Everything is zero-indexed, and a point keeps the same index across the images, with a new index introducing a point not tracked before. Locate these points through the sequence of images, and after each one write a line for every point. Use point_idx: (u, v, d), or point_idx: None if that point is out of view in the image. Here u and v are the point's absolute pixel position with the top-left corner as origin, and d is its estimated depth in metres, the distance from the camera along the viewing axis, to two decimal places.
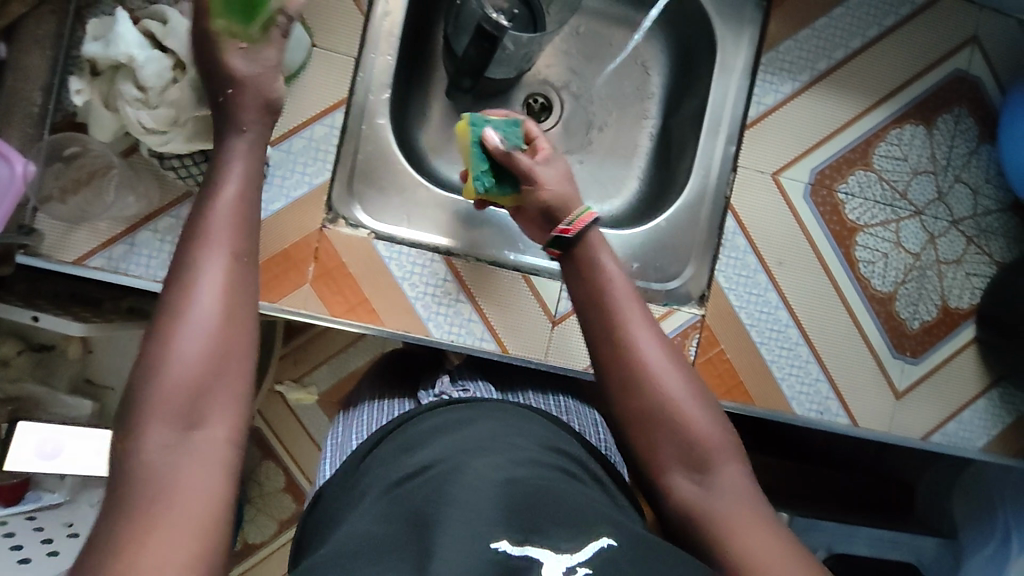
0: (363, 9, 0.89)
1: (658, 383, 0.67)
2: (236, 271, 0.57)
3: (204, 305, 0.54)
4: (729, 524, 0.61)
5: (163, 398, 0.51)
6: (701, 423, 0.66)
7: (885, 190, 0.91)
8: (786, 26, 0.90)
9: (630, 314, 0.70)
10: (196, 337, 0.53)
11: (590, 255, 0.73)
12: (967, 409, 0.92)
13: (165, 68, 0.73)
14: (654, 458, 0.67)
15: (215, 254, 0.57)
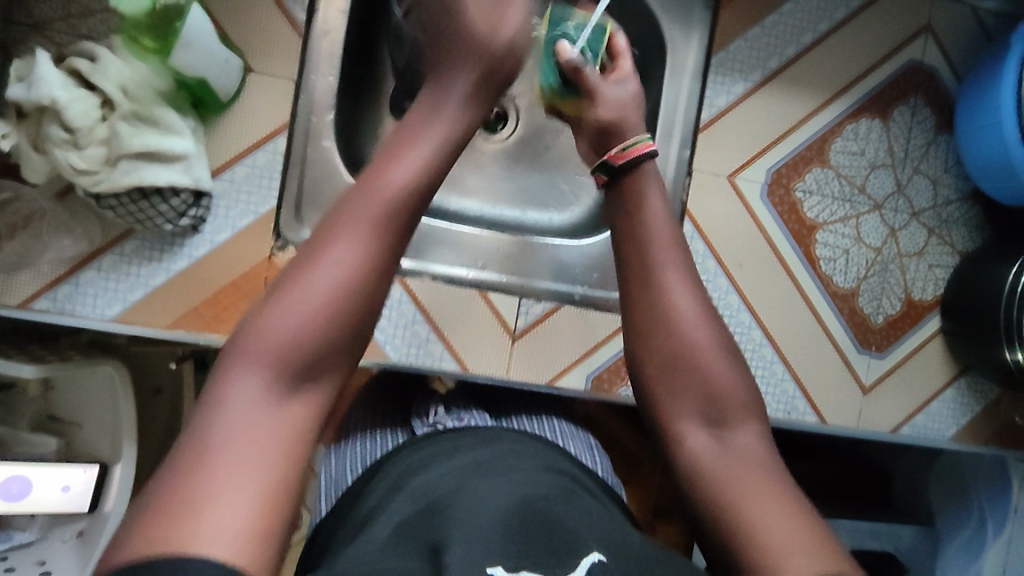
0: (295, 21, 0.77)
1: (685, 335, 0.61)
2: (366, 264, 0.50)
3: (329, 271, 0.49)
4: (738, 489, 0.54)
5: (269, 347, 0.47)
6: (727, 378, 0.60)
7: (843, 186, 0.89)
8: (736, 25, 0.86)
9: (665, 254, 0.64)
10: (297, 312, 0.48)
11: (640, 187, 0.68)
12: (936, 400, 0.93)
13: (91, 105, 0.63)
14: (666, 405, 0.61)
15: (351, 229, 0.51)
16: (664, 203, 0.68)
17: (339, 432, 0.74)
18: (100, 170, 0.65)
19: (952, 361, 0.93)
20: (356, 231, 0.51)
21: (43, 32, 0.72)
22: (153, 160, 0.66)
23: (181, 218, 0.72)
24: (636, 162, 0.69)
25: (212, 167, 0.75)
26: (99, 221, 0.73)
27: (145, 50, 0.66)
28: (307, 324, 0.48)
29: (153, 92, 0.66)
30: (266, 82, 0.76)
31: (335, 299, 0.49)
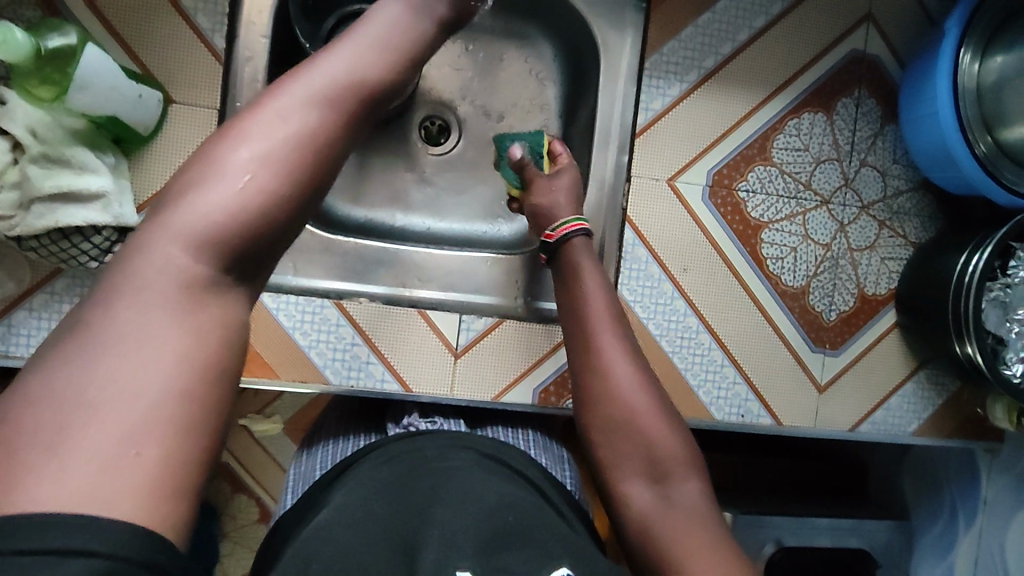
0: (215, 48, 0.76)
1: (624, 399, 0.62)
2: (295, 172, 0.46)
3: (253, 158, 0.45)
4: (682, 548, 0.55)
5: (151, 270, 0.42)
6: (666, 437, 0.61)
7: (787, 183, 0.87)
8: (669, 25, 0.84)
9: (603, 322, 0.66)
10: (225, 199, 0.44)
11: (574, 262, 0.71)
12: (895, 395, 0.92)
13: (0, 150, 0.63)
14: (614, 470, 0.62)
15: (258, 143, 0.46)
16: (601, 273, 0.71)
17: (313, 438, 0.78)
18: (15, 215, 0.65)
19: (909, 355, 0.92)
20: (280, 151, 0.46)
21: None
22: (71, 201, 0.66)
23: (106, 254, 0.71)
24: (568, 240, 0.73)
25: (138, 202, 0.74)
26: (27, 262, 0.73)
27: (41, 92, 0.63)
28: (239, 219, 0.44)
29: (64, 132, 0.65)
30: (189, 111, 0.75)
31: (265, 201, 0.45)
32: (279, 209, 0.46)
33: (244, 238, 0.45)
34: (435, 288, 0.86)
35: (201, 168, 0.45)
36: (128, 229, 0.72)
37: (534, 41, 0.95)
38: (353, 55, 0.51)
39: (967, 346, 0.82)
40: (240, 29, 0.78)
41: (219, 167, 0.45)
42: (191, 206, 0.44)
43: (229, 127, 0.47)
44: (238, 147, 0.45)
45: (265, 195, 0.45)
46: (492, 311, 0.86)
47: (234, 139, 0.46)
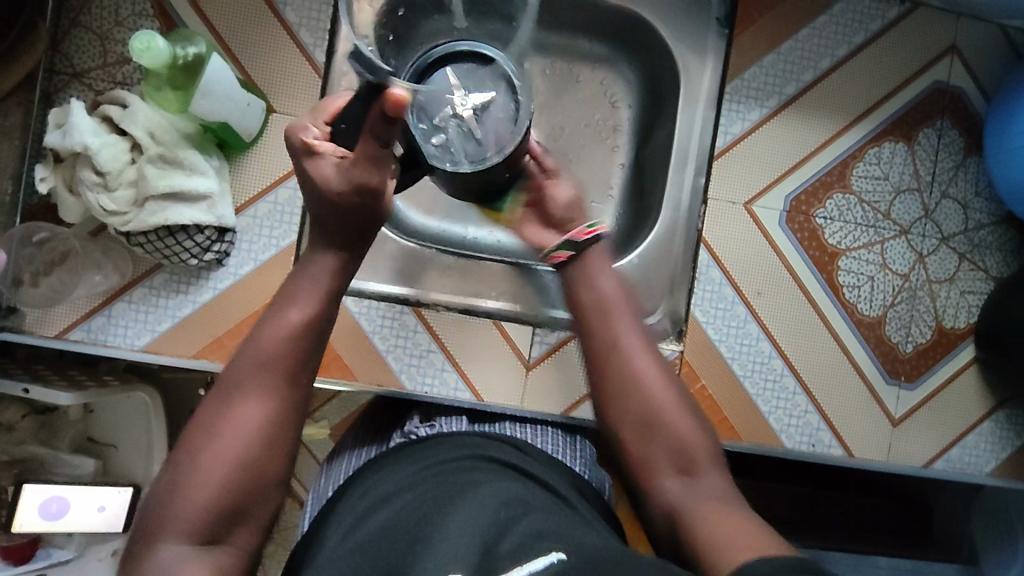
0: (315, 63, 0.80)
1: (650, 395, 0.61)
2: (285, 404, 0.54)
3: (246, 428, 0.52)
4: (705, 525, 0.53)
5: (218, 449, 0.52)
6: (691, 429, 0.60)
7: (866, 212, 0.87)
8: (751, 52, 0.85)
9: (621, 319, 0.65)
10: (226, 464, 0.52)
11: (588, 268, 0.69)
12: (972, 433, 0.89)
13: (121, 150, 0.68)
14: (641, 463, 0.60)
15: (255, 396, 0.53)
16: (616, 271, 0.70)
17: (334, 453, 0.78)
18: (129, 211, 0.69)
19: (988, 393, 0.89)
20: (271, 400, 0.54)
21: (83, 79, 0.76)
22: (179, 200, 0.70)
23: (205, 252, 0.74)
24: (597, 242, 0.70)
25: (237, 205, 0.78)
26: (130, 256, 0.77)
27: (167, 100, 0.70)
28: (233, 469, 0.52)
29: (179, 136, 0.70)
30: (288, 120, 0.79)
31: (267, 430, 0.53)
32: (268, 464, 0.53)
33: (236, 485, 0.52)
34: (477, 297, 0.87)
35: (202, 432, 0.53)
36: (227, 230, 0.75)
37: (614, 65, 0.96)
38: (304, 307, 0.56)
39: None
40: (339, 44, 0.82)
41: (215, 431, 0.52)
42: (189, 488, 0.51)
43: (224, 386, 0.54)
44: (231, 412, 0.53)
45: (256, 441, 0.53)
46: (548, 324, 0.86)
47: (231, 396, 0.54)
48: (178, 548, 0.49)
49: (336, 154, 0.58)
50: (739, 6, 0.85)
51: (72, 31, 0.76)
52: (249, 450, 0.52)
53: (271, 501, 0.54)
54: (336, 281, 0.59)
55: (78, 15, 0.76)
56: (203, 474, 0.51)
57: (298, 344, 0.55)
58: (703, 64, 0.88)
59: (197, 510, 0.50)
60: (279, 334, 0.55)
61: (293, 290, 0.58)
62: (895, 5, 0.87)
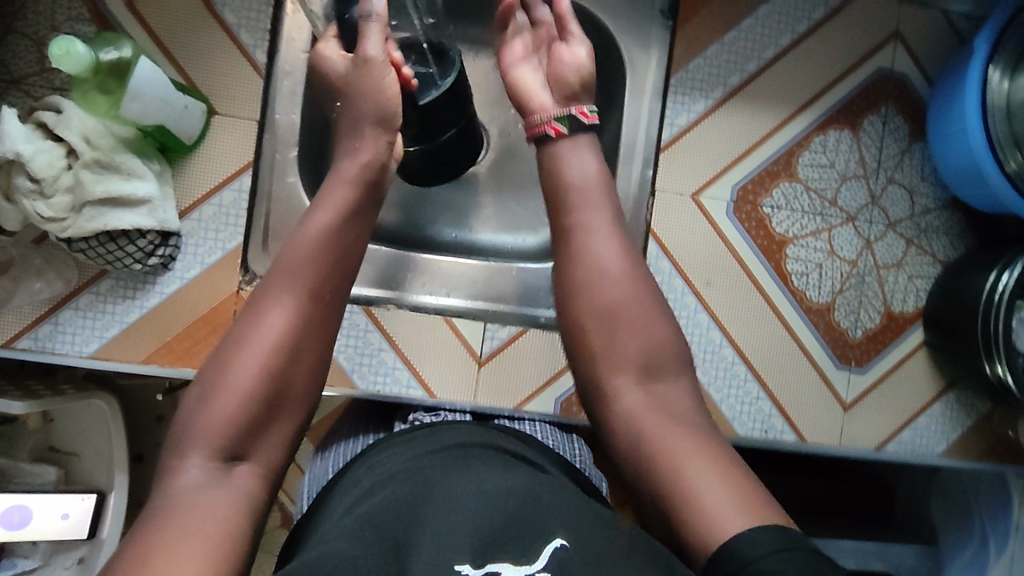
0: (256, 64, 0.79)
1: (601, 265, 0.64)
2: (313, 312, 0.59)
3: (275, 327, 0.57)
4: (665, 452, 0.53)
5: (247, 361, 0.55)
6: (652, 329, 0.61)
7: (813, 200, 0.88)
8: (694, 43, 0.86)
9: (592, 217, 0.66)
10: (252, 363, 0.55)
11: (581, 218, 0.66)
12: (923, 415, 0.90)
13: (56, 156, 0.67)
14: (601, 369, 0.61)
15: (281, 300, 0.58)
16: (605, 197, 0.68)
17: (330, 437, 0.81)
18: (67, 217, 0.68)
19: (938, 375, 0.90)
20: (294, 302, 0.58)
21: (20, 86, 0.76)
22: (119, 205, 0.70)
23: (149, 257, 0.74)
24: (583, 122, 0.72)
25: (181, 208, 0.78)
26: (75, 263, 0.77)
27: (97, 102, 0.69)
28: (260, 372, 0.55)
29: (115, 140, 0.69)
30: (231, 122, 0.79)
31: (291, 334, 0.57)
32: (294, 368, 0.56)
33: (264, 383, 0.55)
34: (422, 294, 0.87)
35: (234, 343, 0.57)
36: (170, 234, 0.75)
37: None
38: (327, 213, 0.64)
39: (999, 366, 0.81)
40: (281, 45, 0.82)
41: (244, 337, 0.56)
42: (213, 399, 0.54)
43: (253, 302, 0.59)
44: (260, 314, 0.58)
45: (284, 345, 0.56)
46: (494, 318, 0.87)
47: (260, 306, 0.58)
48: (201, 462, 0.51)
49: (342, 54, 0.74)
50: None
51: (8, 37, 0.76)
52: (276, 352, 0.56)
53: (292, 416, 0.56)
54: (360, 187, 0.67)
55: (13, 22, 0.76)
56: (230, 381, 0.54)
57: (324, 250, 0.61)
58: (647, 52, 0.88)
59: (224, 415, 0.53)
60: (306, 247, 0.61)
61: (317, 202, 0.65)
62: None
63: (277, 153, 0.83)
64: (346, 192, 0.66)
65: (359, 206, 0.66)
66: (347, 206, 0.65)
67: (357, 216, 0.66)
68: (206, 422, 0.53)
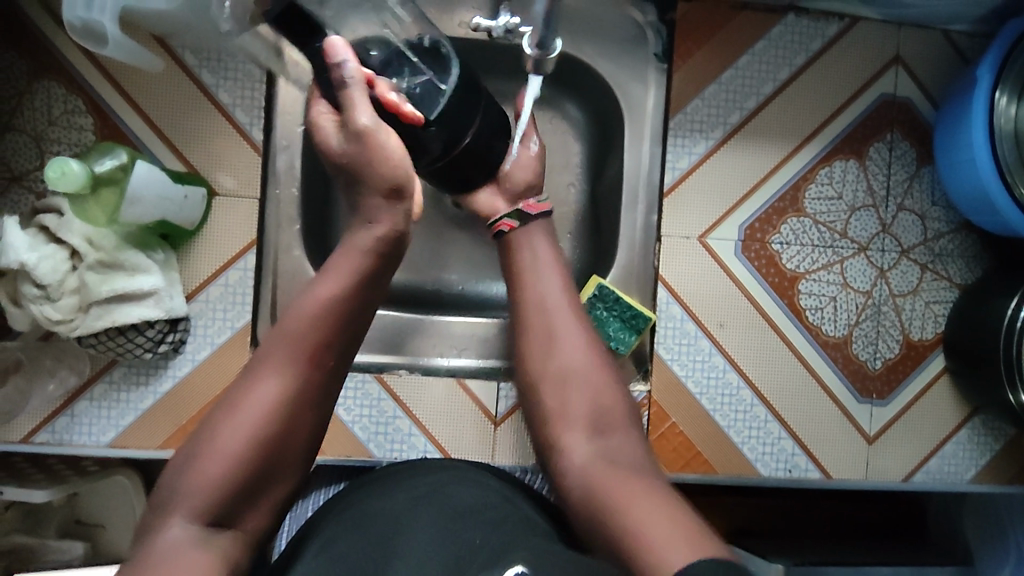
0: (256, 144, 0.80)
1: (557, 332, 0.67)
2: (308, 381, 0.58)
3: (269, 395, 0.56)
4: (616, 477, 0.56)
5: (240, 425, 0.55)
6: (608, 390, 0.64)
7: (822, 233, 0.86)
8: (691, 85, 0.85)
9: (546, 285, 0.70)
10: (243, 429, 0.55)
11: (533, 277, 0.71)
12: (949, 442, 0.88)
13: (60, 260, 0.66)
14: (557, 420, 0.63)
15: (281, 367, 0.58)
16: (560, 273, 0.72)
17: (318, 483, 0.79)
18: (75, 318, 0.68)
19: (961, 402, 0.89)
20: (290, 370, 0.58)
21: (22, 183, 0.76)
22: (126, 300, 0.70)
23: (159, 345, 0.75)
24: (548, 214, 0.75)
25: (188, 290, 0.78)
26: (87, 354, 0.77)
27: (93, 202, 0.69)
28: (248, 441, 0.55)
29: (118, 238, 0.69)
30: (231, 203, 0.79)
31: (284, 405, 0.57)
32: (285, 439, 0.57)
33: (255, 456, 0.55)
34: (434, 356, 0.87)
35: (227, 406, 0.56)
36: (178, 319, 0.76)
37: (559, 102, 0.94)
38: (334, 282, 0.61)
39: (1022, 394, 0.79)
40: (277, 120, 0.81)
41: (237, 402, 0.56)
42: (205, 457, 0.54)
43: (252, 366, 0.59)
44: (258, 380, 0.57)
45: (277, 412, 0.56)
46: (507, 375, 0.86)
47: (256, 371, 0.58)
48: (184, 524, 0.51)
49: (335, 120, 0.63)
50: (675, 40, 0.85)
51: (6, 135, 0.76)
52: (270, 422, 0.56)
53: (279, 481, 0.57)
54: (372, 255, 0.63)
55: (10, 120, 0.76)
56: (219, 441, 0.54)
57: (329, 317, 0.60)
58: (645, 95, 0.86)
59: (210, 480, 0.53)
60: (310, 311, 0.60)
61: (328, 267, 0.63)
62: (834, 22, 0.86)
63: (282, 226, 0.82)
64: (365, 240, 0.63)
65: (371, 274, 0.63)
66: (356, 276, 0.62)
67: (373, 281, 0.63)
68: (190, 481, 0.53)
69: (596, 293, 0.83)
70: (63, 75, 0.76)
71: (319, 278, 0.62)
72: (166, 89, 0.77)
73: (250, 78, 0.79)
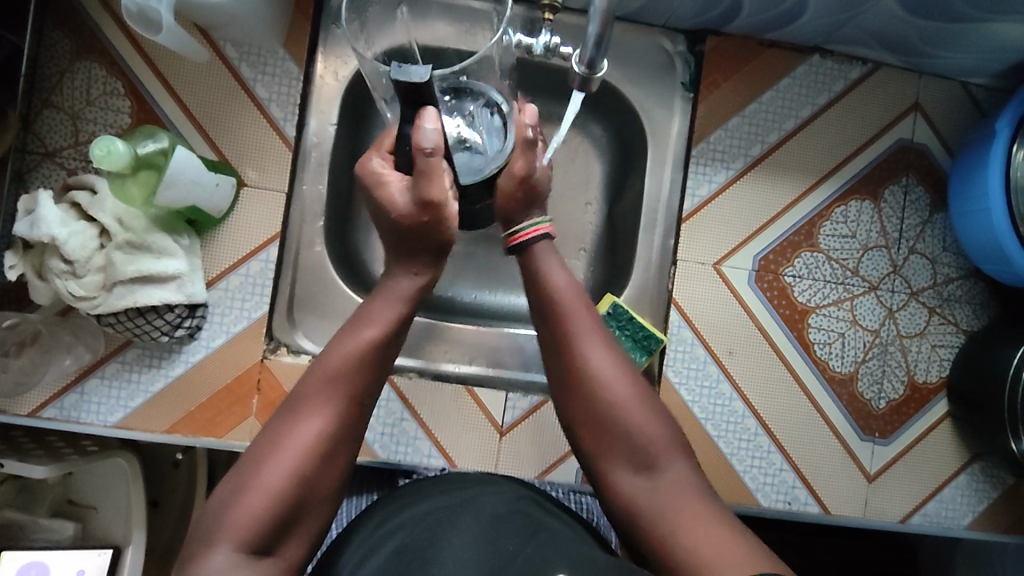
0: (288, 139, 0.81)
1: (594, 379, 0.63)
2: (345, 421, 0.60)
3: (307, 442, 0.58)
4: (677, 536, 0.57)
5: (282, 456, 0.57)
6: (649, 428, 0.62)
7: (834, 269, 0.88)
8: (716, 115, 0.87)
9: (580, 325, 0.65)
10: (284, 467, 0.56)
11: (556, 303, 0.66)
12: (948, 486, 0.89)
13: (88, 237, 0.68)
14: (603, 462, 0.63)
15: (319, 411, 0.59)
16: (592, 314, 0.66)
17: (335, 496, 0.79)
18: (97, 295, 0.69)
19: (961, 447, 0.89)
20: (328, 411, 0.60)
21: (55, 159, 0.77)
22: (149, 281, 0.71)
23: (176, 328, 0.75)
24: (531, 242, 0.68)
25: (208, 278, 0.79)
26: (102, 333, 0.77)
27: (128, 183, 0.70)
28: (289, 479, 0.56)
29: (148, 220, 0.70)
30: (259, 195, 0.80)
31: (323, 447, 0.59)
32: (322, 476, 0.58)
33: (294, 489, 0.56)
34: (444, 363, 0.88)
35: (267, 443, 0.58)
36: (197, 305, 0.76)
37: (584, 122, 0.95)
38: (376, 327, 0.63)
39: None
40: (310, 118, 0.83)
41: (279, 443, 0.58)
42: (247, 491, 0.55)
43: (287, 406, 0.60)
44: (298, 421, 0.59)
45: (316, 452, 0.58)
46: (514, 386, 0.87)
47: (295, 411, 0.59)
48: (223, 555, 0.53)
49: (401, 180, 0.64)
50: (704, 71, 0.87)
51: (44, 111, 0.77)
52: (310, 461, 0.58)
53: (316, 510, 0.59)
54: (412, 302, 0.66)
55: (48, 96, 0.77)
56: (261, 481, 0.56)
57: (367, 362, 0.62)
58: (669, 121, 0.88)
59: (251, 515, 0.54)
60: (346, 354, 0.61)
61: (369, 312, 0.64)
62: (857, 66, 0.89)
63: (305, 222, 0.83)
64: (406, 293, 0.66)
65: (404, 322, 0.65)
66: (396, 320, 0.64)
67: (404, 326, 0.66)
68: (234, 515, 0.54)
69: (610, 311, 0.84)
70: (105, 57, 0.78)
71: (359, 324, 0.63)
72: (205, 80, 0.79)
73: (288, 75, 0.81)
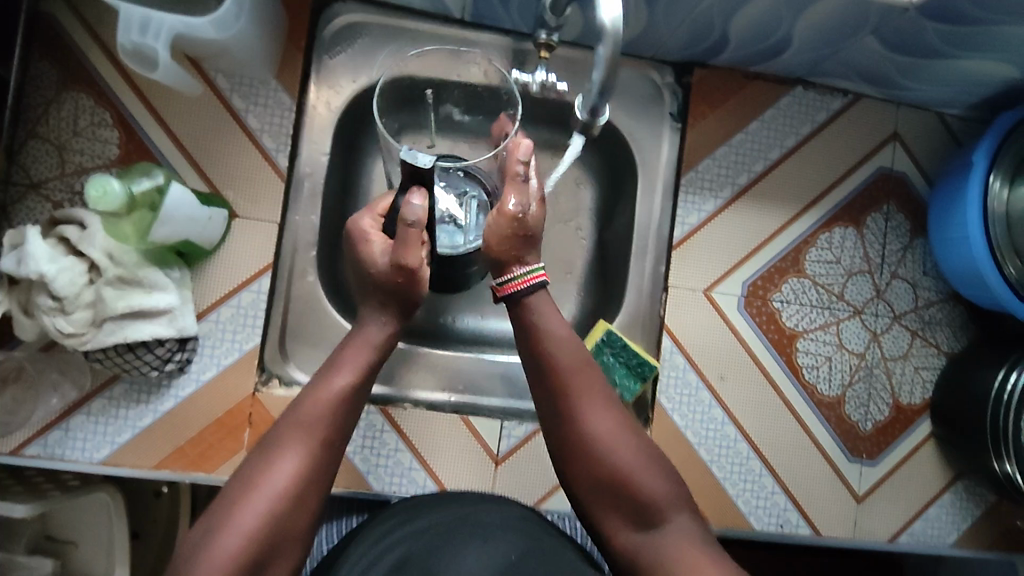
0: (280, 170, 0.80)
1: (590, 439, 0.62)
2: (323, 458, 0.60)
3: (281, 480, 0.57)
4: None
5: (259, 489, 0.56)
6: (649, 485, 0.61)
7: (820, 295, 0.90)
8: (704, 145, 0.88)
9: (575, 383, 0.64)
10: (258, 507, 0.55)
11: (545, 347, 0.65)
12: (933, 505, 0.91)
13: (77, 273, 0.66)
14: (603, 524, 0.63)
15: (290, 450, 0.59)
16: (585, 361, 0.65)
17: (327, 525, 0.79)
18: (87, 331, 0.68)
19: (944, 466, 0.92)
20: (301, 448, 0.59)
21: (40, 190, 0.76)
22: (139, 317, 0.70)
23: (166, 363, 0.74)
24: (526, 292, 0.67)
25: (200, 309, 0.78)
26: (89, 368, 0.76)
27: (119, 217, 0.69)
28: (263, 517, 0.55)
29: (138, 256, 0.69)
30: (252, 226, 0.79)
31: (300, 486, 0.58)
32: (296, 517, 0.57)
33: (265, 531, 0.55)
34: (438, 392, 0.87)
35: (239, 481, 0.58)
36: (188, 339, 0.75)
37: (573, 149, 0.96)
38: (347, 373, 0.63)
39: (1006, 464, 0.82)
40: (303, 148, 0.82)
41: (254, 480, 0.57)
42: (219, 532, 0.54)
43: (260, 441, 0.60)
44: (271, 459, 0.58)
45: (291, 492, 0.57)
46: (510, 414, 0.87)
47: (270, 450, 0.59)
48: None
49: (386, 242, 0.67)
50: (692, 102, 0.89)
51: (29, 142, 0.76)
52: (286, 499, 0.57)
53: (290, 552, 0.58)
54: (381, 350, 0.66)
55: (33, 127, 0.76)
56: (235, 521, 0.55)
57: (342, 404, 0.62)
58: (658, 150, 0.89)
59: (226, 556, 0.53)
60: (321, 397, 0.61)
61: (338, 358, 0.65)
62: (839, 97, 0.91)
63: (297, 252, 0.82)
64: (377, 338, 0.66)
65: (375, 367, 0.66)
66: (365, 367, 0.65)
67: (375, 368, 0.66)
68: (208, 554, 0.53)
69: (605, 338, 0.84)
70: (94, 88, 0.77)
71: (328, 371, 0.63)
72: (196, 111, 0.78)
73: (280, 106, 0.80)
